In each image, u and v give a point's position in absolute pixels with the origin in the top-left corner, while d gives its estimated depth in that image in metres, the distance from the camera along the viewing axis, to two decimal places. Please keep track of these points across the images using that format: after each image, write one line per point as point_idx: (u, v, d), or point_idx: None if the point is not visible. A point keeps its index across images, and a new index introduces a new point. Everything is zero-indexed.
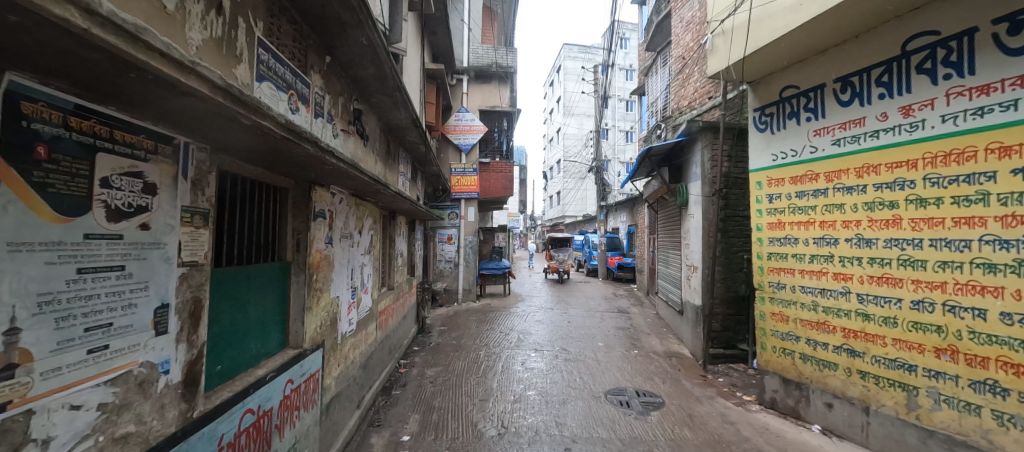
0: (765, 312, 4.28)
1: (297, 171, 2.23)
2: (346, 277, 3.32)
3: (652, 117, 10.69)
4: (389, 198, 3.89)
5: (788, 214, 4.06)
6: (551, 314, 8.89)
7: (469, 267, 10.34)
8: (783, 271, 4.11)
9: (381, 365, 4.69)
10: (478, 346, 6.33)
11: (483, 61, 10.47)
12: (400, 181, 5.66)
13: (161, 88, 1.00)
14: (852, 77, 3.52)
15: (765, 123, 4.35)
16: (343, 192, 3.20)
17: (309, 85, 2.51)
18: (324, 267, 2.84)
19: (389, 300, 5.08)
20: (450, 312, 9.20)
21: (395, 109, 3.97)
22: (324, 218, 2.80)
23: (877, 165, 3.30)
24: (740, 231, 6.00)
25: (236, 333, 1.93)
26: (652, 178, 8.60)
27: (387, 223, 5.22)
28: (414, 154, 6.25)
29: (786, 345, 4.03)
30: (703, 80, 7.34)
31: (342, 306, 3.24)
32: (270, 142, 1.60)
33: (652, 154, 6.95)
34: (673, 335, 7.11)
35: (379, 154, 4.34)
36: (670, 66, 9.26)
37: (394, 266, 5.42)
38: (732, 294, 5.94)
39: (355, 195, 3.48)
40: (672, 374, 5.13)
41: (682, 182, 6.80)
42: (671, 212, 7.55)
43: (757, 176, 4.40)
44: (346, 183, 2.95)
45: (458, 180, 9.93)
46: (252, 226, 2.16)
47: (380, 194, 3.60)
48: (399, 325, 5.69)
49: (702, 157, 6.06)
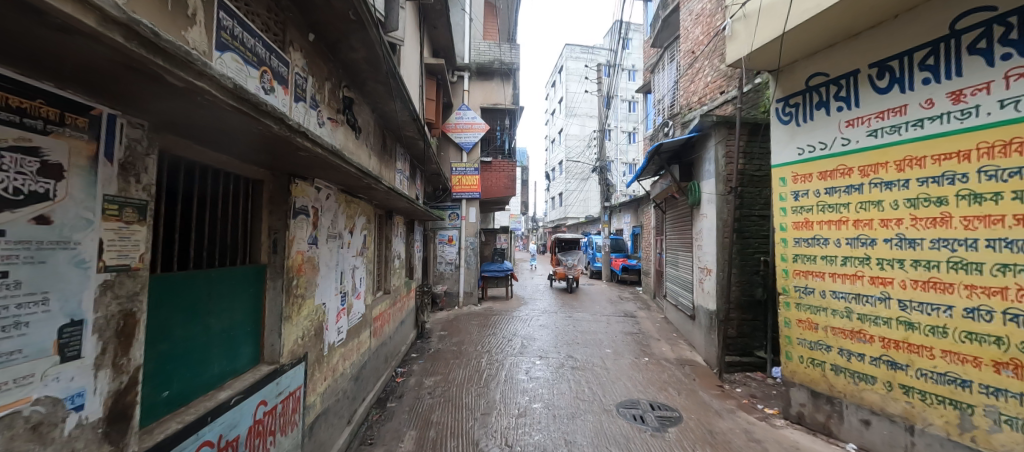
0: (791, 318, 3.95)
1: (271, 158, 1.93)
2: (334, 282, 3.02)
3: (658, 115, 10.38)
4: (383, 195, 3.57)
5: (816, 213, 3.73)
6: (554, 318, 8.56)
7: (470, 269, 10.03)
8: (811, 275, 3.77)
9: (376, 375, 4.37)
10: (479, 353, 6.01)
11: (485, 57, 10.19)
12: (398, 179, 5.36)
13: (23, 16, 0.70)
14: (891, 62, 3.19)
15: (788, 115, 4.03)
16: (331, 187, 2.90)
17: (288, 64, 2.21)
18: (307, 270, 2.53)
19: (385, 305, 4.76)
20: (450, 316, 8.88)
21: (390, 100, 3.67)
22: (306, 216, 2.49)
23: (921, 157, 2.97)
24: (756, 231, 5.67)
25: (192, 351, 1.62)
26: (660, 177, 8.28)
27: (383, 223, 4.91)
28: (412, 151, 5.95)
29: (816, 355, 3.69)
30: (715, 75, 7.03)
31: (330, 314, 2.93)
32: (223, 117, 1.29)
33: (662, 151, 6.63)
34: (683, 341, 6.77)
35: (373, 149, 4.04)
36: (678, 61, 8.95)
37: (390, 270, 5.12)
38: (748, 298, 5.61)
39: (345, 191, 3.17)
40: (686, 384, 4.80)
41: (694, 180, 6.47)
42: (681, 212, 7.22)
43: (781, 172, 4.07)
44: (334, 178, 2.64)
45: (459, 179, 9.62)
46: (217, 223, 1.86)
47: (373, 190, 3.29)
48: (396, 331, 5.38)
49: (715, 153, 5.75)
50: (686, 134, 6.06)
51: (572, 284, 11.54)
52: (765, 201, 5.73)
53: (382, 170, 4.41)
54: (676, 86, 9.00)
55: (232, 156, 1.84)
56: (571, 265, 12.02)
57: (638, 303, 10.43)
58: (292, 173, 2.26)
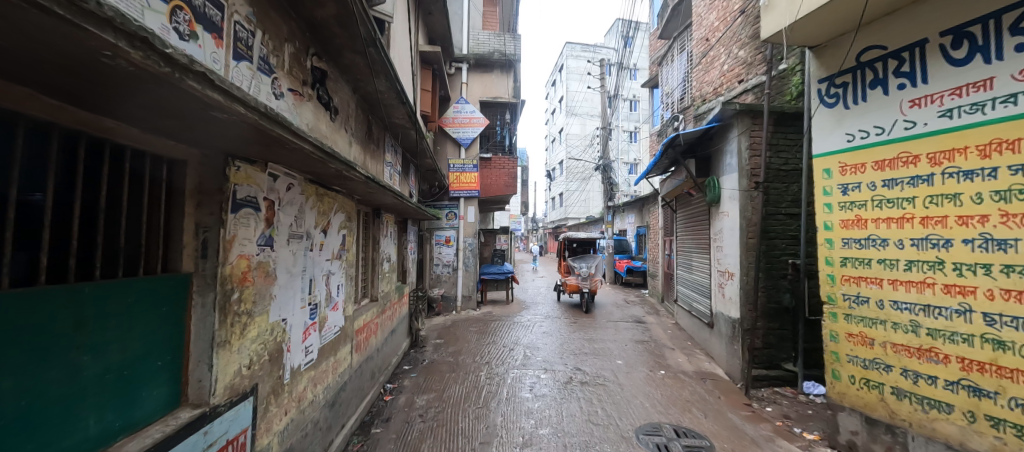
0: (838, 332, 3.41)
1: (186, 125, 1.36)
2: (300, 292, 2.48)
3: (667, 110, 9.86)
4: (362, 188, 3.02)
5: (871, 210, 3.20)
6: (558, 324, 8.01)
7: (469, 272, 9.49)
8: (863, 281, 3.24)
9: (359, 395, 3.83)
10: (478, 365, 5.47)
11: (484, 48, 9.67)
12: (387, 173, 4.82)
13: None
14: (971, 27, 2.63)
15: (834, 96, 3.51)
16: (295, 176, 2.36)
17: (223, 8, 1.66)
18: (257, 280, 1.98)
19: (371, 314, 4.22)
20: (448, 322, 8.32)
21: (372, 76, 3.13)
22: (255, 209, 1.94)
23: (1013, 139, 2.40)
24: (783, 231, 5.14)
25: (44, 411, 1.06)
26: (671, 173, 7.75)
27: (369, 222, 4.38)
28: (405, 144, 5.43)
29: (872, 375, 3.15)
30: (733, 62, 6.51)
31: (293, 331, 2.38)
32: (25, 26, 0.74)
33: (677, 144, 6.10)
34: (699, 350, 6.23)
35: (355, 137, 3.51)
36: (690, 51, 8.41)
37: (378, 275, 4.57)
38: (775, 306, 5.08)
39: (313, 182, 2.61)
40: (711, 404, 4.26)
41: (711, 175, 5.93)
42: (695, 210, 6.69)
43: (825, 163, 3.54)
44: (293, 162, 2.10)
45: (457, 176, 9.20)
46: (112, 219, 1.31)
47: (350, 182, 2.73)
48: (385, 342, 4.84)
49: (737, 145, 5.22)
50: (704, 125, 5.53)
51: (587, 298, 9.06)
52: (793, 198, 5.18)
53: (367, 160, 3.87)
54: (688, 77, 8.46)
55: (127, 122, 1.29)
56: (585, 274, 9.54)
57: (645, 308, 9.87)
58: (231, 151, 1.72)
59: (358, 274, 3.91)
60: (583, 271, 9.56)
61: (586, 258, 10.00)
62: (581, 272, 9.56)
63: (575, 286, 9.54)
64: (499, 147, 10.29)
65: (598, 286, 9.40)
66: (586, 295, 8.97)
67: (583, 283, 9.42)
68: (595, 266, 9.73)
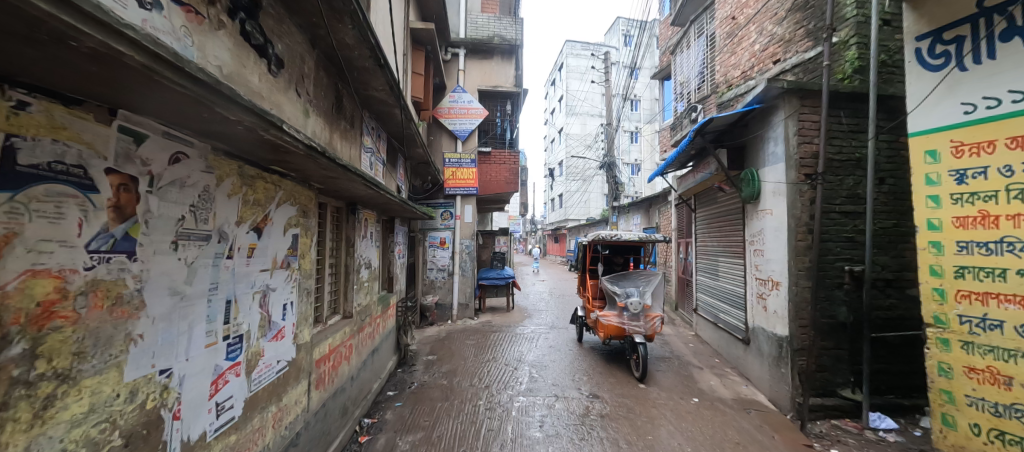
0: (954, 364, 2.58)
1: None
2: (204, 321, 1.62)
3: (680, 101, 9.07)
4: (315, 169, 2.14)
5: (1003, 203, 2.36)
6: (565, 336, 7.17)
7: (466, 277, 8.61)
8: (993, 300, 2.40)
9: (323, 442, 2.96)
10: (476, 391, 4.61)
11: (482, 33, 8.86)
12: (366, 160, 3.98)
13: None
14: None
15: (944, 55, 2.70)
16: (187, 138, 1.48)
17: None
18: (86, 314, 1.11)
19: (342, 336, 3.36)
20: (442, 333, 7.44)
21: (332, 17, 2.29)
22: (70, 187, 1.06)
23: None
24: (838, 231, 4.33)
25: None
26: (692, 167, 6.92)
27: (340, 219, 3.54)
28: (389, 128, 4.59)
29: (1011, 427, 2.31)
30: (767, 40, 5.72)
31: (188, 386, 1.53)
32: None
33: (706, 132, 5.27)
34: (732, 369, 5.41)
35: (316, 106, 2.67)
36: (710, 35, 7.59)
37: (355, 285, 3.71)
38: (830, 321, 4.25)
39: (232, 154, 1.75)
40: (767, 447, 3.43)
41: (747, 167, 5.10)
42: (724, 208, 5.86)
43: (931, 142, 2.72)
44: (163, 111, 1.21)
45: (453, 172, 8.37)
46: None
47: (292, 158, 1.86)
48: (363, 366, 3.98)
49: (782, 131, 4.42)
50: (742, 108, 4.70)
51: (639, 356, 4.88)
52: (849, 193, 4.38)
53: (335, 141, 3.05)
54: (707, 64, 7.63)
55: None
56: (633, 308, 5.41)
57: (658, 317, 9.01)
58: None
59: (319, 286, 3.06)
60: (630, 302, 5.30)
61: (631, 278, 5.77)
62: (627, 304, 5.30)
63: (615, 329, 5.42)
64: (499, 141, 9.42)
65: (657, 330, 5.33)
66: (641, 351, 4.82)
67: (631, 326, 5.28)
68: (651, 294, 5.50)
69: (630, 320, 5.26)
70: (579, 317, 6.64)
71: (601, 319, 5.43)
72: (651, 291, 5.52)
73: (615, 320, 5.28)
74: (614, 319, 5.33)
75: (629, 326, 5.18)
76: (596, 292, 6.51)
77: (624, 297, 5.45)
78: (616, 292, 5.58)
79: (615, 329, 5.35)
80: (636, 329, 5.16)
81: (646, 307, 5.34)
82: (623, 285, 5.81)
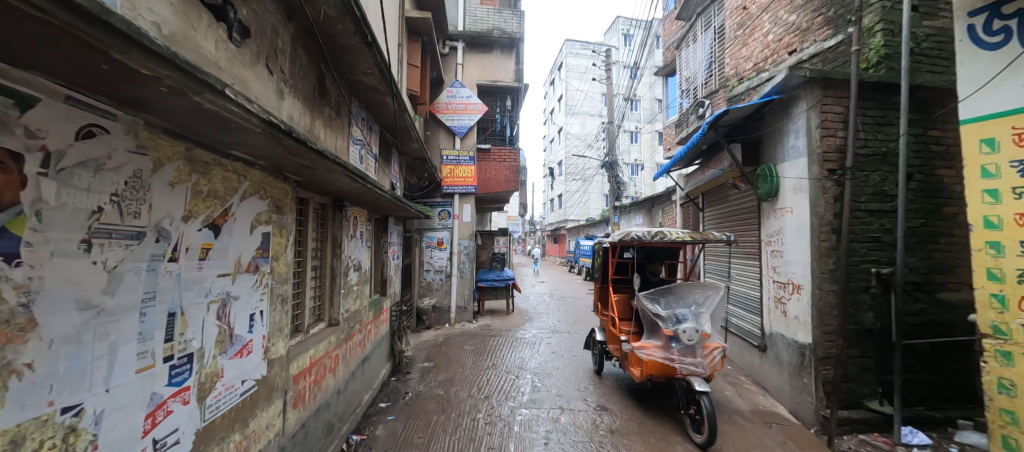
0: (1017, 381, 2.28)
1: None
2: (136, 341, 1.29)
3: (685, 97, 8.78)
4: (285, 155, 1.82)
5: None
6: (568, 340, 6.86)
7: (464, 278, 8.29)
8: None
9: None
10: (475, 402, 4.29)
11: (481, 26, 8.54)
12: (355, 152, 3.66)
13: None
14: None
15: (1002, 32, 2.40)
16: (105, 108, 1.15)
17: None
18: None
19: (327, 346, 3.03)
20: (439, 338, 7.11)
21: None
22: None
23: None
24: (863, 230, 4.03)
25: None
26: (701, 163, 6.62)
27: (325, 216, 3.22)
28: (381, 120, 4.28)
29: None
30: (781, 30, 5.42)
31: (109, 424, 1.20)
32: None
33: (719, 125, 4.96)
34: (746, 377, 5.11)
35: (293, 87, 2.35)
36: (718, 27, 7.30)
37: (342, 289, 3.38)
38: (856, 328, 3.95)
39: (172, 132, 1.42)
40: None
41: (763, 162, 4.79)
42: (736, 206, 5.54)
43: (987, 130, 2.42)
44: (51, 64, 0.90)
45: (451, 170, 8.05)
46: None
47: (254, 140, 1.53)
48: (352, 376, 3.66)
49: (803, 123, 4.12)
50: (760, 98, 4.39)
51: (703, 415, 3.27)
52: (875, 189, 4.08)
53: (317, 129, 2.72)
54: (715, 58, 7.33)
55: None
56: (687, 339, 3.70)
57: None
58: None
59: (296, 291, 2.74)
60: (681, 331, 3.68)
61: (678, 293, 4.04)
62: (678, 334, 3.67)
63: (661, 369, 3.72)
64: (499, 137, 9.08)
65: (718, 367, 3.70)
66: (709, 408, 3.21)
67: (685, 365, 3.61)
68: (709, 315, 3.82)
69: (682, 355, 3.67)
70: (600, 344, 4.92)
71: (638, 353, 3.81)
72: (709, 313, 3.88)
73: (661, 356, 3.69)
74: (658, 355, 3.72)
75: (681, 366, 3.62)
76: (623, 310, 4.73)
77: (672, 323, 3.79)
78: (660, 316, 3.89)
79: (660, 367, 3.75)
80: (691, 369, 3.60)
81: (704, 337, 3.71)
82: (669, 304, 4.04)
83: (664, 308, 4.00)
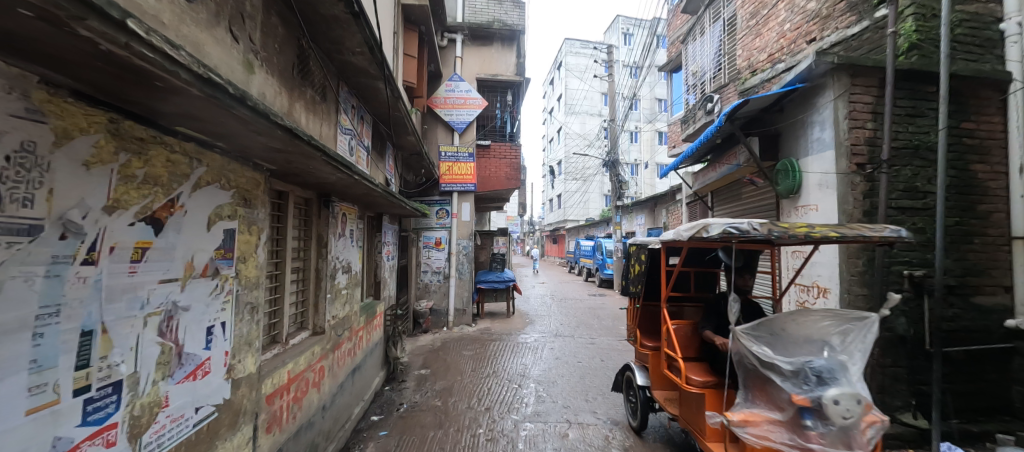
0: None
1: None
2: (29, 372, 0.96)
3: (691, 92, 8.48)
4: (245, 134, 1.48)
5: None
6: (572, 345, 6.53)
7: (462, 280, 7.95)
8: None
9: None
10: (475, 415, 3.96)
11: (481, 17, 8.21)
12: (344, 142, 3.31)
13: None
14: None
15: None
16: None
17: None
18: None
19: (309, 358, 2.69)
20: (437, 342, 6.78)
21: None
22: None
23: None
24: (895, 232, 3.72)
25: None
26: (711, 160, 6.31)
27: (308, 212, 2.89)
28: (374, 109, 3.95)
29: None
30: (799, 17, 5.11)
31: None
32: None
33: (736, 117, 4.63)
34: None
35: (265, 61, 2.02)
36: (727, 18, 6.99)
37: (328, 294, 3.05)
38: (887, 335, 3.65)
39: (83, 92, 1.07)
40: None
41: (783, 157, 4.46)
42: (752, 204, 5.21)
43: None
44: None
45: (449, 167, 7.74)
46: None
47: (197, 109, 1.20)
48: (341, 389, 3.33)
49: (829, 113, 3.80)
50: (782, 87, 4.06)
51: None
52: (907, 184, 3.77)
53: (298, 113, 2.40)
54: (723, 50, 7.03)
55: None
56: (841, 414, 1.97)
57: None
58: None
59: (271, 295, 2.41)
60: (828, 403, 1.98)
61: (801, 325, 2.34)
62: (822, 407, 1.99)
63: None
64: (499, 134, 8.75)
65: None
66: None
67: None
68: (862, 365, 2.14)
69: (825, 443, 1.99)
70: (641, 390, 3.41)
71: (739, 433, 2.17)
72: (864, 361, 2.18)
73: (783, 443, 2.05)
74: (776, 440, 2.08)
75: None
76: (686, 345, 3.14)
77: (804, 386, 2.10)
78: (777, 368, 2.19)
79: None
80: None
81: (868, 409, 1.99)
82: (786, 347, 2.32)
83: (778, 354, 2.29)
